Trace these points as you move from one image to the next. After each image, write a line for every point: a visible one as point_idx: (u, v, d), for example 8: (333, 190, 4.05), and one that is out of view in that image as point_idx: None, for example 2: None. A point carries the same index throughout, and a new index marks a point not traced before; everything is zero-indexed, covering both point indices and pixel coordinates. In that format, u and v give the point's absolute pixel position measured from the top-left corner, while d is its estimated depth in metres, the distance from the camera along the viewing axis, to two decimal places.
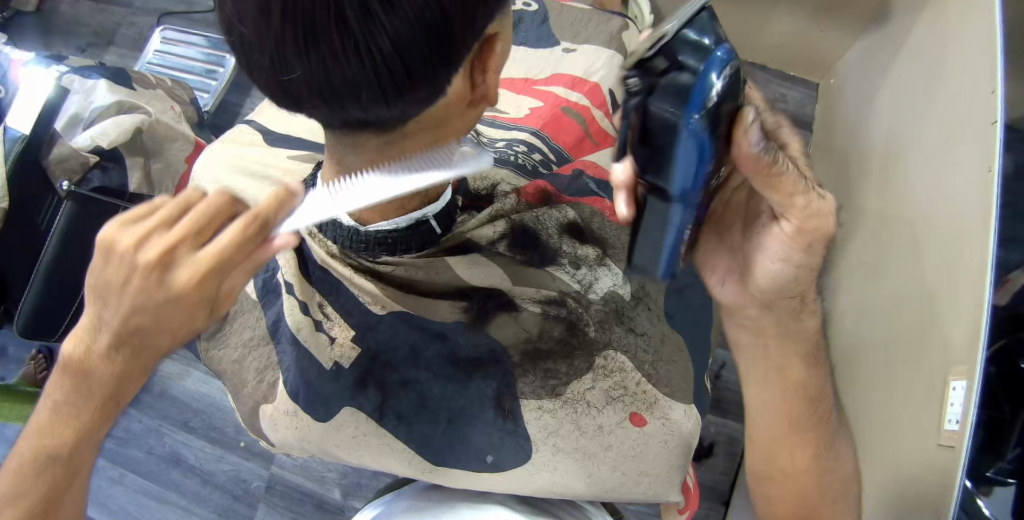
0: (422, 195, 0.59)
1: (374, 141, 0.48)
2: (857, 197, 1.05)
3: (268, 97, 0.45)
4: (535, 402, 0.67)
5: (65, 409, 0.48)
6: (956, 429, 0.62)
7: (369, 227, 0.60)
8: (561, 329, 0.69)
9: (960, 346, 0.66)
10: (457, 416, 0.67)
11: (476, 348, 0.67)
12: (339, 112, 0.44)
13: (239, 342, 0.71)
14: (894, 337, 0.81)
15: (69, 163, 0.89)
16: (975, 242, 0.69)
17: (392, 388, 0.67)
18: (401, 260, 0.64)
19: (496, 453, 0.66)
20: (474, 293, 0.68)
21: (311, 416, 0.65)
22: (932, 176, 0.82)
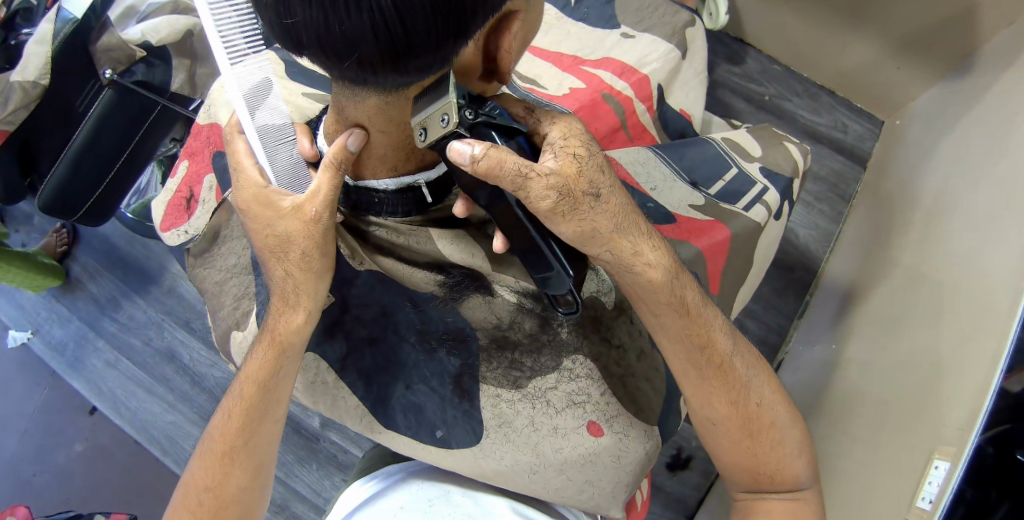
0: (417, 160, 0.57)
1: (374, 99, 0.48)
2: (890, 248, 1.01)
3: (272, 35, 0.44)
4: (493, 389, 0.66)
5: (253, 377, 0.61)
6: (926, 508, 0.61)
7: (361, 184, 0.60)
8: (533, 324, 0.68)
9: (954, 428, 0.65)
10: (413, 384, 0.67)
11: (447, 324, 0.67)
12: (337, 65, 0.43)
13: (223, 265, 0.73)
14: (890, 400, 0.79)
15: (115, 53, 0.90)
16: (991, 326, 0.67)
17: (358, 343, 0.67)
18: (384, 220, 0.65)
19: (447, 430, 0.66)
20: (453, 269, 0.68)
21: None
22: (972, 246, 0.78)
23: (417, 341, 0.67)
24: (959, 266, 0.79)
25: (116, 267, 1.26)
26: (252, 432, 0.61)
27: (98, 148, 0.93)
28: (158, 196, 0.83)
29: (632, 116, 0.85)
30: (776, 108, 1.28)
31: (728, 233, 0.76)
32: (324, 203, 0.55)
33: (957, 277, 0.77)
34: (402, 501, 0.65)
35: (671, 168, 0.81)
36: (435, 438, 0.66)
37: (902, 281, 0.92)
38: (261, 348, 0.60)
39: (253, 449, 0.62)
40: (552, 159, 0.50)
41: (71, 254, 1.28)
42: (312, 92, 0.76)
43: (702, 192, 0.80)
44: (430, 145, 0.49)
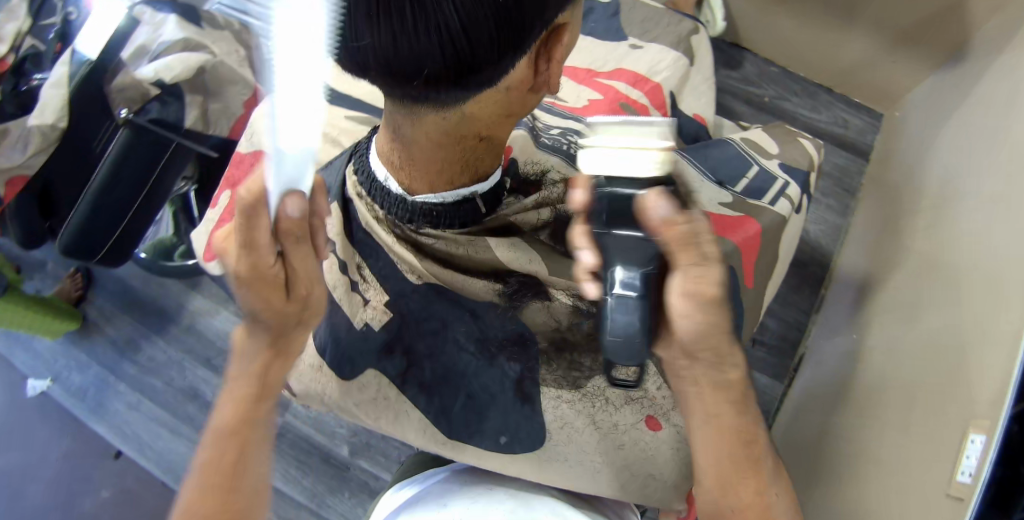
0: (471, 173, 0.61)
1: (432, 117, 0.50)
2: (902, 235, 1.02)
3: (336, 59, 0.46)
4: (554, 391, 0.70)
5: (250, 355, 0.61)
6: (967, 481, 0.62)
7: (415, 198, 0.62)
8: (590, 325, 0.71)
9: (985, 400, 0.65)
10: (477, 394, 0.69)
11: (508, 330, 0.70)
12: (400, 83, 0.46)
13: None
14: (918, 382, 0.80)
15: (128, 93, 0.92)
16: (1009, 299, 0.69)
17: (417, 358, 0.69)
18: (442, 235, 0.65)
19: (511, 435, 0.69)
20: (511, 278, 0.69)
21: (335, 372, 0.70)
22: (984, 227, 0.80)
23: (476, 349, 0.69)
24: (975, 246, 0.79)
25: (134, 309, 1.27)
26: (251, 408, 0.61)
27: (118, 188, 0.95)
28: (198, 226, 0.84)
29: None
30: (777, 109, 1.31)
31: (757, 228, 0.78)
32: (251, 268, 0.53)
33: (969, 258, 0.80)
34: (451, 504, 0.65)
35: (699, 169, 0.82)
36: (499, 444, 0.69)
37: (914, 267, 0.94)
38: (240, 364, 0.61)
39: (252, 423, 0.61)
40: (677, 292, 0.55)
41: (87, 297, 1.28)
42: (355, 115, 0.83)
43: (729, 190, 0.81)
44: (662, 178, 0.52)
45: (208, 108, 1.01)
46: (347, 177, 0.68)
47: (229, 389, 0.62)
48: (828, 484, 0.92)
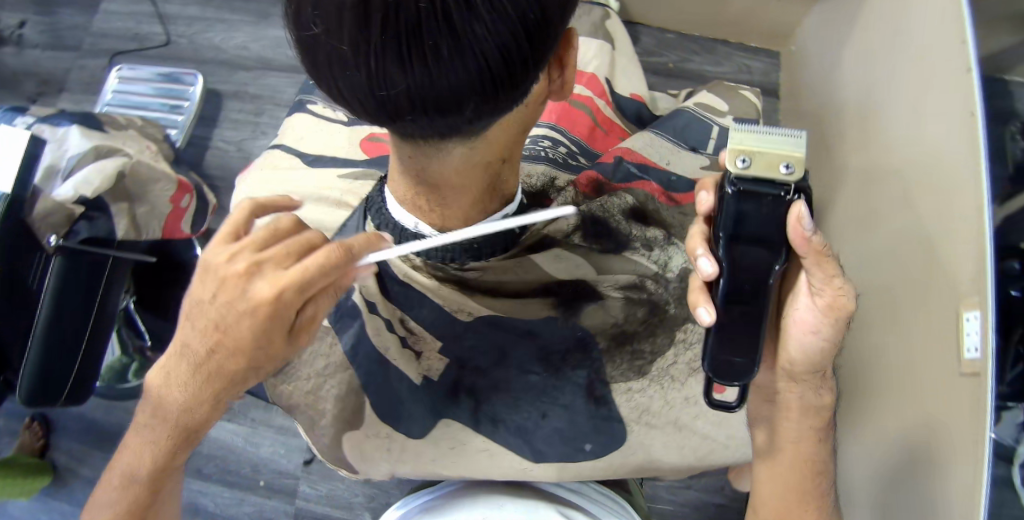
0: (501, 195, 0.67)
1: (460, 149, 0.54)
2: (836, 156, 1.09)
3: (366, 112, 0.49)
4: (624, 384, 0.74)
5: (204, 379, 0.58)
6: (976, 356, 0.67)
7: (454, 235, 0.69)
8: (644, 312, 0.77)
9: (966, 276, 0.70)
10: (551, 410, 0.73)
11: (576, 337, 0.75)
12: (434, 120, 0.49)
13: (312, 372, 0.72)
14: (895, 281, 0.86)
15: (54, 217, 0.87)
16: (957, 182, 0.74)
17: (483, 393, 0.73)
18: (489, 262, 0.74)
19: (594, 441, 0.72)
20: (561, 287, 0.77)
21: (407, 435, 0.72)
22: (910, 126, 0.86)
23: (542, 369, 0.74)
24: (910, 145, 0.85)
25: (107, 441, 1.18)
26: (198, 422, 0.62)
27: (66, 321, 0.87)
28: None
29: (599, 112, 0.93)
30: (683, 71, 1.37)
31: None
32: (259, 323, 0.54)
33: (904, 158, 0.87)
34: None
35: (672, 141, 0.92)
36: (586, 451, 0.72)
37: (859, 182, 1.00)
38: (181, 362, 0.59)
39: (198, 430, 0.63)
40: (812, 308, 0.61)
41: (50, 445, 1.18)
42: (348, 172, 0.87)
43: (704, 154, 0.91)
44: (795, 181, 0.51)
45: (135, 211, 1.01)
46: (369, 234, 0.74)
47: (167, 373, 0.60)
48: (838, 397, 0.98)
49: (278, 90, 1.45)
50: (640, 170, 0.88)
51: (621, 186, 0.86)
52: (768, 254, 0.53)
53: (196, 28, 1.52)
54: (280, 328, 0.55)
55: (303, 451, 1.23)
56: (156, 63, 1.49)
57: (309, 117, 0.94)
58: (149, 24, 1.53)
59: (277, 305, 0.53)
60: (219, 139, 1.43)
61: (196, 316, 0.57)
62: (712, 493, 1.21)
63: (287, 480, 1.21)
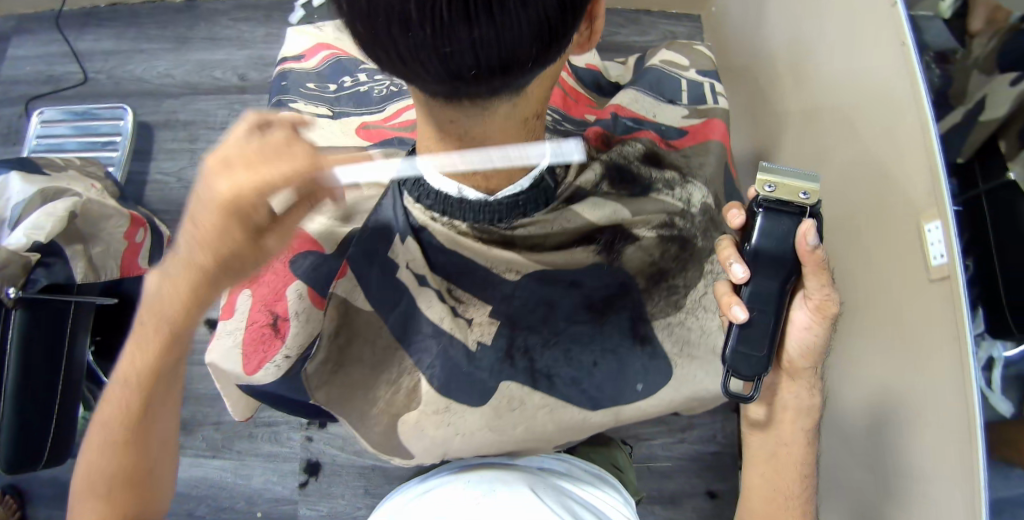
0: (536, 154, 0.73)
1: (505, 105, 0.58)
2: (765, 103, 1.13)
3: (425, 74, 0.52)
4: (665, 319, 0.81)
5: (171, 282, 0.64)
6: (943, 263, 0.71)
7: (500, 194, 0.75)
8: (676, 247, 0.83)
9: (920, 191, 0.75)
10: (601, 357, 0.79)
11: (617, 279, 0.81)
12: (490, 74, 0.52)
13: (358, 360, 0.78)
14: (846, 209, 0.90)
15: (7, 268, 0.82)
16: (896, 105, 0.79)
17: (536, 349, 0.79)
18: (531, 219, 0.79)
19: (644, 380, 0.79)
20: (602, 233, 0.82)
21: (468, 404, 0.76)
22: (837, 62, 0.90)
23: (588, 316, 0.80)
24: (839, 80, 0.90)
25: None
26: (173, 336, 0.68)
27: (37, 376, 0.82)
28: (213, 347, 0.76)
29: (565, 83, 0.97)
30: (611, 44, 1.41)
31: (722, 124, 0.93)
32: (224, 209, 0.56)
33: (835, 92, 0.91)
34: (464, 481, 0.73)
35: (651, 96, 0.96)
36: (638, 391, 0.79)
37: (798, 121, 1.03)
38: (178, 264, 0.63)
39: (175, 343, 0.68)
40: (806, 310, 0.70)
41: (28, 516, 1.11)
42: (366, 153, 0.87)
43: (681, 104, 0.96)
44: (810, 206, 0.64)
45: (90, 252, 0.97)
46: (409, 208, 0.78)
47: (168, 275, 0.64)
48: None
49: (211, 113, 1.40)
50: (636, 123, 0.93)
51: (625, 137, 0.90)
52: (781, 268, 0.65)
53: (113, 61, 1.44)
54: (241, 217, 0.57)
55: (296, 473, 1.18)
56: (77, 101, 1.41)
57: (293, 114, 0.93)
58: (62, 64, 1.44)
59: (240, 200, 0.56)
60: (157, 171, 1.37)
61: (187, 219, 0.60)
62: (706, 443, 1.20)
63: (284, 506, 1.17)
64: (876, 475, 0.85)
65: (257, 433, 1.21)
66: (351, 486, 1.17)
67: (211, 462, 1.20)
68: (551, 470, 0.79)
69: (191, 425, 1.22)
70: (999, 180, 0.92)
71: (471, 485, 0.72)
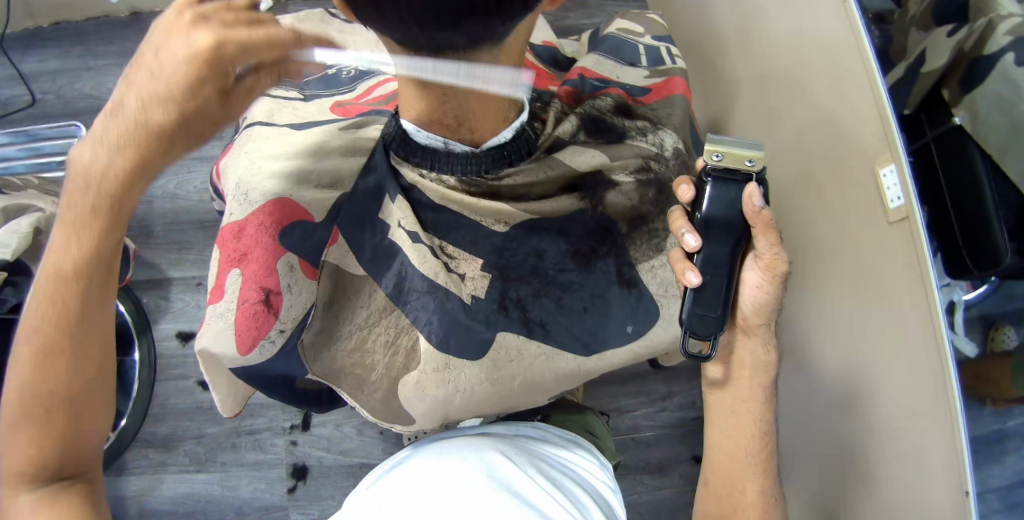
0: (515, 106, 0.76)
1: (488, 57, 0.61)
2: (717, 71, 1.16)
3: (413, 26, 0.54)
4: (648, 263, 0.83)
5: (79, 234, 0.66)
6: (900, 204, 0.75)
7: (484, 145, 0.78)
8: (654, 191, 0.85)
9: (874, 138, 0.78)
10: (590, 303, 0.82)
11: (602, 225, 0.84)
12: (476, 24, 0.54)
13: (354, 326, 0.80)
14: (806, 164, 0.93)
15: None
16: (845, 60, 0.82)
17: (527, 301, 0.81)
18: (517, 168, 0.81)
19: (634, 323, 0.82)
20: (583, 180, 0.84)
21: (465, 359, 0.78)
22: (785, 25, 0.93)
23: (576, 265, 0.82)
24: (788, 41, 0.93)
25: None
26: (79, 315, 0.68)
27: None
28: (205, 325, 0.76)
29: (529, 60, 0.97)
30: (564, 28, 1.43)
31: (682, 80, 0.96)
32: (189, 77, 0.60)
33: (785, 54, 0.94)
34: (437, 450, 0.73)
35: (612, 60, 0.99)
36: (628, 332, 0.82)
37: (749, 87, 1.06)
38: (114, 123, 0.63)
39: (87, 326, 0.68)
40: (756, 270, 0.73)
41: None
42: (345, 124, 0.86)
43: (642, 66, 0.98)
44: (756, 172, 0.65)
45: None
46: (398, 167, 0.81)
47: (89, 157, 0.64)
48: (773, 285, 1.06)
49: None
50: (603, 82, 0.95)
51: (596, 93, 0.93)
52: (732, 233, 0.67)
53: (61, 81, 1.40)
54: (212, 82, 0.61)
55: (284, 479, 1.17)
56: (26, 123, 1.37)
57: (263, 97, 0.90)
58: (7, 87, 1.40)
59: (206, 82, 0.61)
60: None
61: (140, 72, 0.61)
62: (686, 408, 1.22)
63: (274, 513, 1.16)
64: (852, 418, 0.88)
65: (241, 443, 1.18)
66: (339, 485, 1.17)
67: (196, 476, 1.18)
68: (527, 437, 0.82)
69: (172, 441, 1.19)
70: (947, 125, 0.94)
71: (444, 452, 0.71)
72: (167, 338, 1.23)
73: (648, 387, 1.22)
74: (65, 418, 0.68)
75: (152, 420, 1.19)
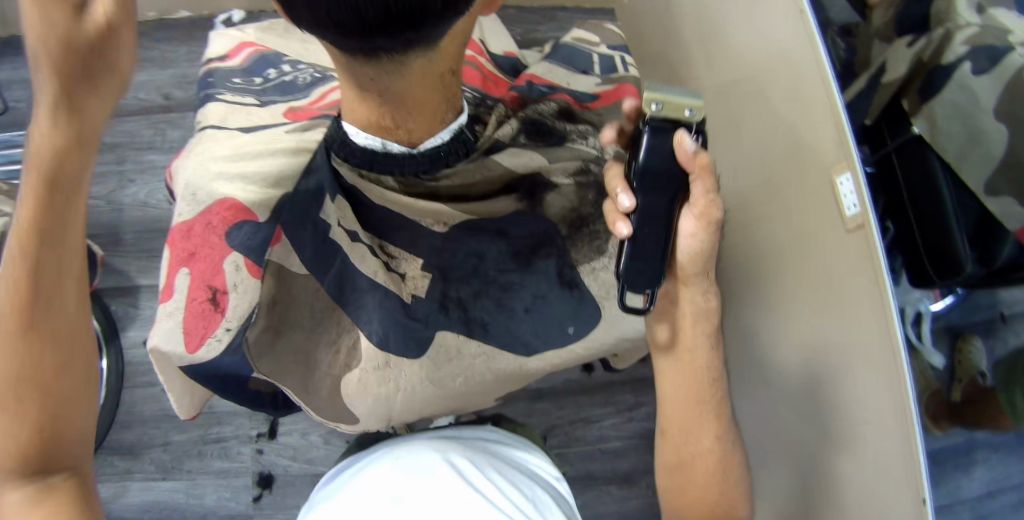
0: (451, 107, 0.77)
1: (419, 61, 0.63)
2: (684, 82, 1.18)
3: (340, 35, 0.56)
4: (588, 264, 0.86)
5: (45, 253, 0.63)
6: (857, 212, 0.75)
7: (422, 146, 0.79)
8: (593, 193, 0.88)
9: (831, 147, 0.79)
10: (531, 305, 0.85)
11: (541, 227, 0.86)
12: (400, 34, 0.56)
13: (304, 321, 0.80)
14: (769, 173, 0.95)
15: None
16: (804, 70, 0.83)
17: (468, 301, 0.83)
18: (453, 169, 0.83)
19: (573, 323, 0.86)
20: (520, 182, 0.87)
21: (407, 356, 0.80)
22: (749, 37, 0.94)
23: (516, 265, 0.85)
24: (752, 52, 0.94)
25: None
26: (58, 333, 0.65)
27: None
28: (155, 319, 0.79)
29: (485, 68, 1.01)
30: (534, 41, 1.46)
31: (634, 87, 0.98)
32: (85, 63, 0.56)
33: (749, 65, 0.95)
34: (394, 454, 0.76)
35: (564, 68, 1.04)
36: (569, 333, 0.85)
37: (715, 98, 1.07)
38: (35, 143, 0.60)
39: (64, 343, 0.66)
40: (691, 218, 0.73)
41: None
42: (292, 127, 0.89)
43: (593, 74, 1.03)
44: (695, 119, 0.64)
45: None
46: (338, 168, 0.81)
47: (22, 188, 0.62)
48: (739, 292, 1.07)
49: (136, 133, 1.36)
50: (551, 89, 0.99)
51: (542, 98, 0.96)
52: (669, 186, 0.67)
53: None
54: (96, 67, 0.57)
55: (250, 487, 1.16)
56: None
57: (222, 103, 0.94)
58: None
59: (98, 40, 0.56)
60: None
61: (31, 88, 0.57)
62: (653, 418, 1.22)
63: None
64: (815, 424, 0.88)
65: (207, 451, 1.18)
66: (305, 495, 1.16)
67: (162, 483, 1.17)
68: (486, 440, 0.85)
69: (138, 449, 1.18)
70: (905, 135, 0.96)
71: (398, 455, 0.75)
72: (135, 346, 1.23)
73: (615, 396, 1.23)
74: (45, 438, 0.65)
75: (118, 427, 1.19)
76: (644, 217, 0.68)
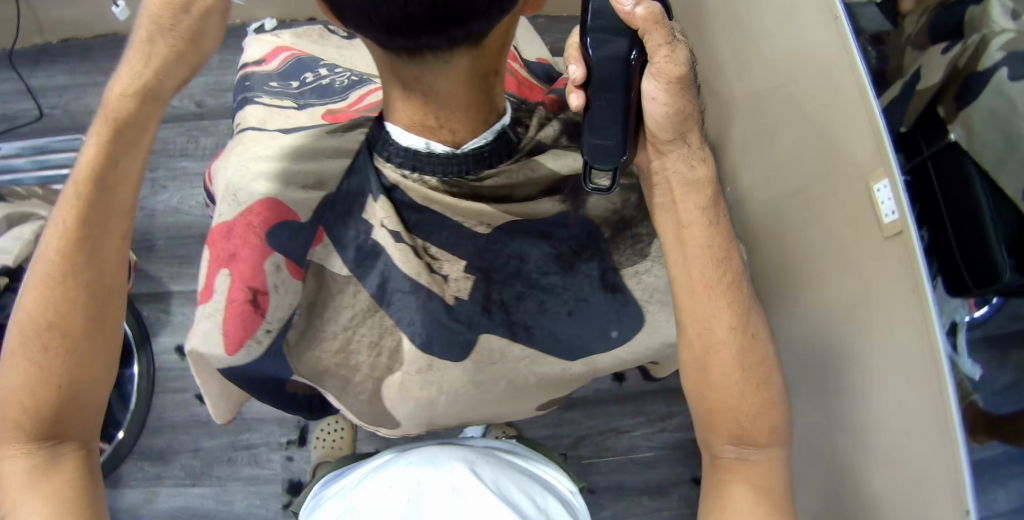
0: (496, 109, 0.77)
1: (464, 59, 0.63)
2: (714, 92, 1.18)
3: (387, 32, 0.57)
4: (632, 268, 0.86)
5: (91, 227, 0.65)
6: (895, 219, 0.74)
7: (466, 146, 0.77)
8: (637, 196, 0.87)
9: (868, 154, 0.78)
10: (575, 308, 0.85)
11: (588, 231, 0.85)
12: (445, 29, 0.57)
13: (342, 324, 0.81)
14: (805, 181, 0.93)
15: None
16: (838, 77, 0.82)
17: (510, 305, 0.83)
18: (497, 169, 0.80)
19: (617, 327, 0.86)
20: (565, 184, 0.84)
21: (447, 359, 0.81)
22: (781, 46, 0.94)
23: (559, 268, 0.84)
24: (783, 61, 0.93)
25: None
26: (92, 308, 0.66)
27: None
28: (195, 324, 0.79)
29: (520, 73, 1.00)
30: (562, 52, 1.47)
31: None
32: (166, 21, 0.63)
33: (781, 74, 0.95)
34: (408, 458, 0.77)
35: None
36: (613, 337, 0.86)
37: (747, 107, 1.07)
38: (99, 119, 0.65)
39: (97, 319, 0.66)
40: (651, 80, 0.69)
41: None
42: (332, 127, 0.85)
43: None
44: None
45: None
46: (381, 168, 0.80)
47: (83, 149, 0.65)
48: (771, 302, 1.06)
49: (169, 141, 1.38)
50: None
51: None
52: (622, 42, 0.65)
53: (69, 96, 1.43)
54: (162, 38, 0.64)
55: (280, 494, 1.16)
56: (33, 136, 1.40)
57: (260, 106, 0.93)
58: (16, 101, 1.43)
59: (190, 7, 0.63)
60: None
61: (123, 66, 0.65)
62: (685, 429, 1.21)
63: None
64: (852, 436, 0.86)
65: (237, 457, 1.18)
66: None
67: (191, 489, 1.17)
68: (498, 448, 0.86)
69: (168, 454, 1.18)
70: (943, 142, 0.95)
71: (413, 459, 0.76)
72: (166, 351, 1.24)
73: (647, 407, 1.22)
74: (54, 413, 0.65)
75: (149, 432, 1.19)
76: (595, 81, 0.65)
